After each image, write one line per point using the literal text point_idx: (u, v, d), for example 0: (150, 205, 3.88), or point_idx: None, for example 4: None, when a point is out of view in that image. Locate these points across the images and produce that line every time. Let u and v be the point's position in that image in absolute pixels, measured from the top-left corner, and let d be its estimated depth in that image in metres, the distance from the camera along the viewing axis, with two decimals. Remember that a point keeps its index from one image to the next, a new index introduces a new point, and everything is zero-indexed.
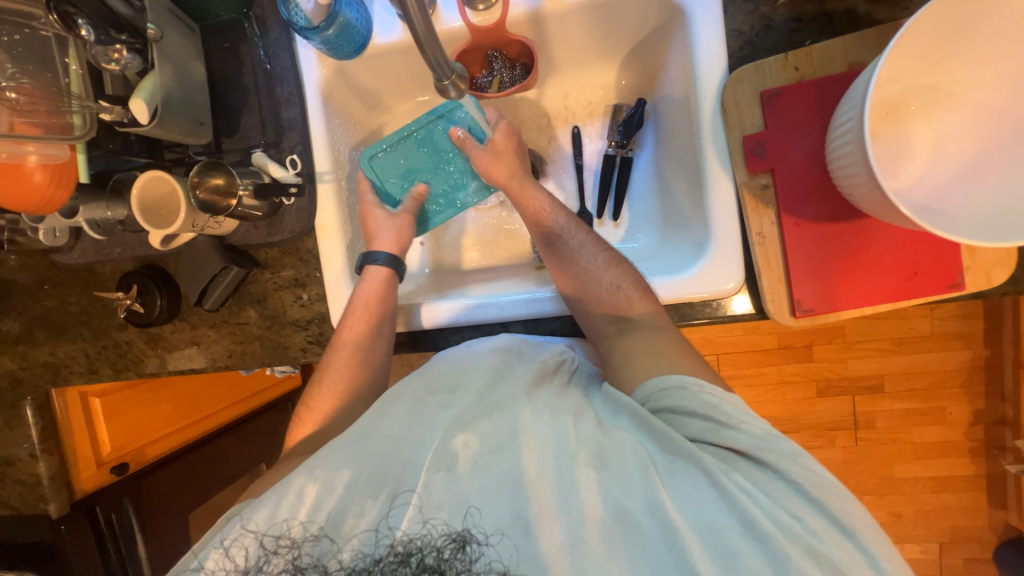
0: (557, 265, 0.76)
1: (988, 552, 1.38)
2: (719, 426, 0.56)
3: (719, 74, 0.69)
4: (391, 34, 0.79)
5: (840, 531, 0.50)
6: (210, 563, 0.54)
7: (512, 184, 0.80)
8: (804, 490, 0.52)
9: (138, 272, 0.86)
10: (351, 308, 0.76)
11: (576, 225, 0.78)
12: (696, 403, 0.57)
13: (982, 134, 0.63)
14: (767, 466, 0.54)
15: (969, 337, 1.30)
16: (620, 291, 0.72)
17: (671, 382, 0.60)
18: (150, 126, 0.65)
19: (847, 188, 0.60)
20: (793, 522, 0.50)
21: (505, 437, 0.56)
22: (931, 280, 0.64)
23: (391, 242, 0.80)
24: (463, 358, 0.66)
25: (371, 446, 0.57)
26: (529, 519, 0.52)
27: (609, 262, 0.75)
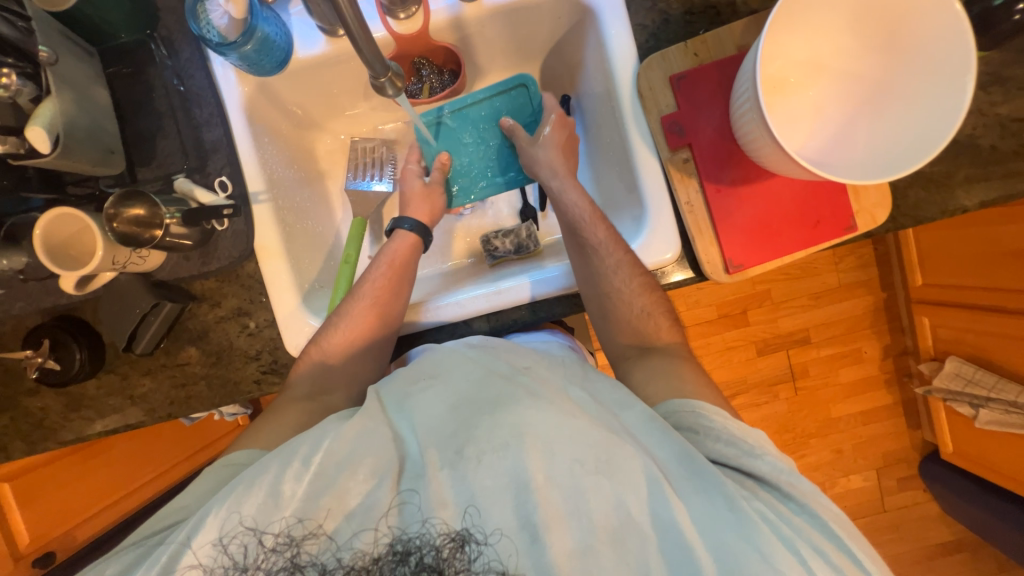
0: (573, 244, 0.78)
1: (915, 469, 1.56)
2: (742, 453, 0.58)
3: (631, 63, 0.75)
4: (314, 47, 0.78)
5: (856, 565, 0.51)
6: (201, 556, 0.50)
7: (551, 183, 0.81)
8: (828, 528, 0.53)
9: (49, 325, 0.76)
10: (370, 278, 0.77)
11: (612, 242, 0.75)
12: (719, 427, 0.60)
13: (850, 97, 0.75)
14: (790, 498, 0.56)
15: (867, 284, 1.49)
16: (649, 319, 0.74)
17: (694, 404, 0.63)
18: (52, 156, 0.60)
19: (754, 151, 0.69)
20: (817, 556, 0.50)
21: (511, 440, 0.53)
22: (831, 226, 0.74)
23: (426, 213, 0.85)
24: (470, 355, 0.66)
25: (378, 435, 0.57)
26: (536, 526, 0.50)
27: (643, 288, 0.74)
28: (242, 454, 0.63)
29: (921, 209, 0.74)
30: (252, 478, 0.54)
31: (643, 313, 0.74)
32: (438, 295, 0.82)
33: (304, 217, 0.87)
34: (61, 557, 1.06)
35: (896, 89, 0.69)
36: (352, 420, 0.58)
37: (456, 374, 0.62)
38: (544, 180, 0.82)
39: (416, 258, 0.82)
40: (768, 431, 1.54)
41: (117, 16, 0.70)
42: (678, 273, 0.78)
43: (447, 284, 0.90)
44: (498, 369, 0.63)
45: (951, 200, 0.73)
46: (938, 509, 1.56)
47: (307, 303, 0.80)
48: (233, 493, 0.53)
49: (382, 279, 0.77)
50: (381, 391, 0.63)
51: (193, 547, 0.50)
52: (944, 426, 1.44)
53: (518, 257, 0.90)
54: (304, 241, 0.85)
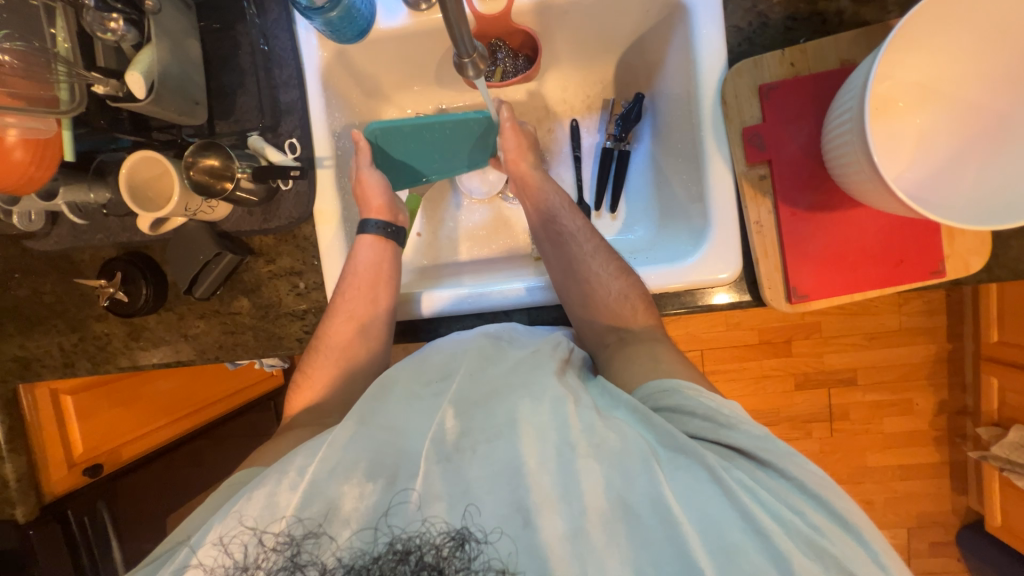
0: (550, 234, 0.79)
1: (951, 535, 1.45)
2: (719, 426, 0.56)
3: (718, 67, 0.71)
4: (395, 20, 0.78)
5: (847, 531, 0.50)
6: (203, 556, 0.52)
7: (533, 176, 0.83)
8: (805, 488, 0.52)
9: (122, 259, 0.82)
10: (347, 277, 0.76)
11: (588, 231, 0.79)
12: (694, 403, 0.57)
13: (963, 129, 0.67)
14: (768, 466, 0.53)
15: (933, 332, 1.37)
16: (626, 302, 0.72)
17: (670, 384, 0.60)
18: (146, 102, 0.63)
19: (845, 177, 0.64)
20: (796, 519, 0.49)
21: (506, 426, 0.55)
22: (915, 266, 0.68)
23: (377, 208, 0.80)
24: (467, 345, 0.66)
25: (370, 433, 0.57)
26: (529, 509, 0.51)
27: (620, 271, 0.74)
28: (247, 471, 0.63)
29: (1022, 262, 0.67)
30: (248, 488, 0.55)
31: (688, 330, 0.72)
32: (438, 290, 0.79)
33: None
34: (107, 469, 1.16)
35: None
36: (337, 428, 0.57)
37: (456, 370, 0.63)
38: (529, 172, 0.83)
39: (387, 262, 0.80)
40: None
41: None
42: (726, 294, 0.73)
43: (486, 272, 0.89)
44: (489, 362, 0.63)
45: None
46: None
47: None
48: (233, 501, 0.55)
49: (362, 270, 0.77)
50: (393, 373, 0.63)
51: (198, 551, 0.52)
52: (996, 496, 1.32)
53: None
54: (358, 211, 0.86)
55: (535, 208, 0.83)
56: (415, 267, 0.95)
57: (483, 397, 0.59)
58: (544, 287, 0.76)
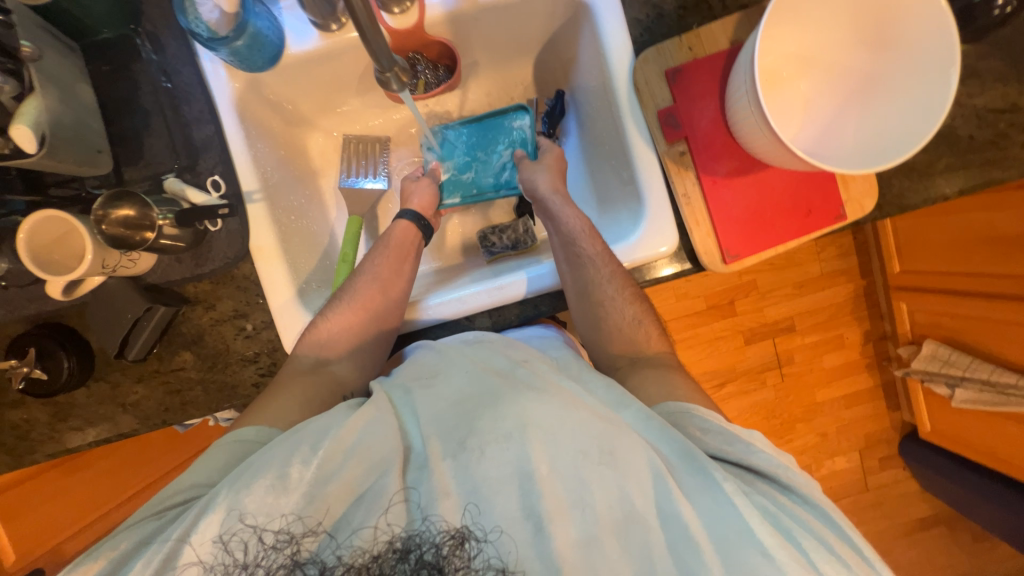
0: (567, 253, 0.78)
1: (895, 448, 1.63)
2: (739, 449, 0.58)
3: (626, 58, 0.76)
4: (306, 43, 0.76)
5: (859, 556, 0.52)
6: (201, 552, 0.48)
7: (551, 199, 0.82)
8: (827, 516, 0.54)
9: (32, 333, 0.73)
10: (380, 251, 0.81)
11: (606, 255, 0.76)
12: (715, 427, 0.60)
13: (839, 89, 0.77)
14: (790, 491, 0.56)
15: (847, 272, 1.54)
16: (639, 328, 0.76)
17: (688, 407, 0.63)
18: (39, 156, 0.57)
19: (750, 143, 0.71)
20: (818, 544, 0.50)
21: (514, 431, 0.54)
22: (821, 216, 0.76)
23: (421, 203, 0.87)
24: (465, 351, 0.67)
25: (385, 425, 0.58)
26: (540, 516, 0.50)
27: (634, 298, 0.75)
28: (253, 430, 0.62)
29: (904, 197, 0.77)
30: (244, 475, 0.52)
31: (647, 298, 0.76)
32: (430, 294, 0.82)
33: (299, 215, 0.85)
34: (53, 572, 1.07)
35: (883, 83, 0.72)
36: (360, 410, 0.58)
37: (457, 370, 0.63)
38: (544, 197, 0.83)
39: (416, 248, 0.84)
40: (756, 418, 1.58)
41: (100, 9, 0.68)
42: (667, 266, 0.79)
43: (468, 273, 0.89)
44: (496, 365, 0.63)
45: (933, 189, 0.76)
46: (917, 487, 1.63)
47: (304, 302, 0.78)
48: (235, 487, 0.51)
49: (382, 263, 0.79)
50: (390, 388, 0.64)
51: (193, 542, 0.49)
52: (922, 406, 1.50)
53: (515, 253, 0.90)
54: (300, 240, 0.83)
55: (554, 228, 0.81)
56: None
57: (490, 397, 0.58)
58: (552, 271, 0.78)
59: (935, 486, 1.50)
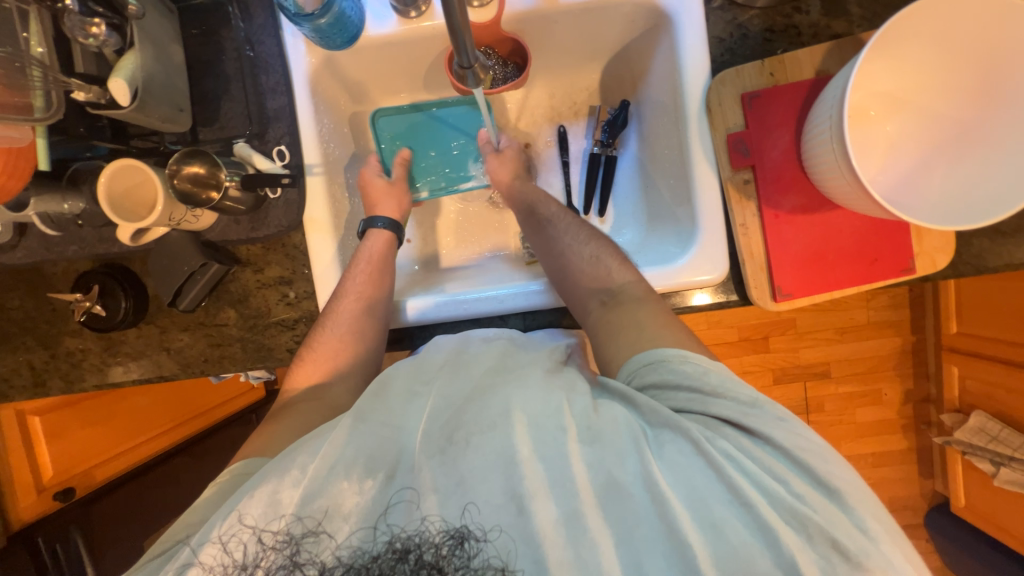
0: (531, 225, 0.82)
1: (921, 517, 1.53)
2: (705, 396, 0.56)
3: (702, 77, 0.74)
4: (384, 27, 0.78)
5: (831, 497, 0.49)
6: (204, 555, 0.50)
7: (511, 184, 0.87)
8: (791, 455, 0.51)
9: (98, 271, 0.78)
10: (353, 263, 0.78)
11: (563, 213, 0.82)
12: (682, 375, 0.58)
13: (928, 135, 0.72)
14: (755, 435, 0.53)
15: (898, 325, 1.45)
16: (599, 263, 0.74)
17: (655, 356, 0.60)
18: (130, 109, 0.61)
19: (823, 180, 0.68)
20: (779, 487, 0.50)
21: (498, 417, 0.55)
22: (888, 265, 0.72)
23: (394, 210, 0.84)
24: (446, 356, 0.65)
25: (369, 427, 0.56)
26: (522, 496, 0.51)
27: (590, 238, 0.78)
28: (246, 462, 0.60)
29: (983, 258, 0.72)
30: (243, 491, 0.53)
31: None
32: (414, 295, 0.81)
33: (351, 193, 0.87)
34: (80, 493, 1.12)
35: (982, 134, 0.67)
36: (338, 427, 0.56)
37: (447, 367, 0.63)
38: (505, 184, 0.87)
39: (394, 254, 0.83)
40: None
41: None
42: (709, 295, 0.76)
43: (462, 276, 0.89)
44: (488, 358, 0.63)
45: (1017, 254, 0.71)
46: (939, 561, 1.53)
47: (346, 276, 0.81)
48: (235, 499, 0.53)
49: (361, 278, 0.76)
50: (392, 373, 0.64)
51: (199, 554, 0.50)
52: (959, 479, 1.40)
53: None
54: (349, 218, 0.85)
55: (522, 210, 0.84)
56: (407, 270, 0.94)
57: (473, 393, 0.58)
58: (540, 289, 0.77)
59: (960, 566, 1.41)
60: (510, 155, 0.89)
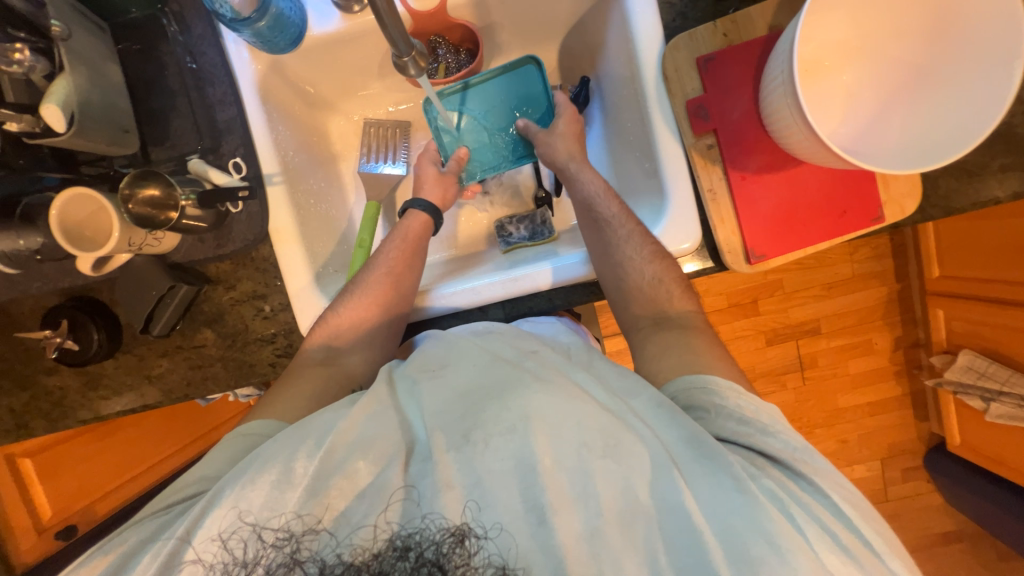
0: (586, 221, 0.77)
1: (919, 459, 1.56)
2: (754, 430, 0.56)
3: (655, 44, 0.73)
4: (328, 24, 0.76)
5: (872, 553, 0.49)
6: (202, 552, 0.50)
7: (568, 167, 0.80)
8: (838, 508, 0.51)
9: (67, 306, 0.76)
10: (391, 238, 0.80)
11: (624, 216, 0.75)
12: (729, 406, 0.58)
13: (885, 82, 0.72)
14: (801, 477, 0.54)
15: (881, 274, 1.47)
16: (661, 287, 0.71)
17: (705, 381, 0.60)
18: (68, 135, 0.59)
19: (783, 137, 0.67)
20: (820, 531, 0.49)
21: (520, 422, 0.53)
22: (858, 217, 0.72)
23: (438, 196, 0.85)
24: (475, 342, 0.67)
25: (382, 419, 0.58)
26: (544, 508, 0.49)
27: (655, 256, 0.71)
28: (263, 425, 0.63)
29: (951, 199, 0.72)
30: (242, 474, 0.53)
31: (684, 290, 0.72)
32: (444, 283, 0.81)
33: (318, 199, 0.85)
34: (84, 530, 1.14)
35: (935, 74, 0.67)
36: (360, 403, 0.58)
37: (467, 363, 0.62)
38: (559, 163, 0.80)
39: (429, 238, 0.83)
40: None
41: None
42: (692, 262, 0.76)
43: (496, 259, 0.87)
44: (504, 356, 0.63)
45: (983, 191, 0.71)
46: (941, 499, 1.57)
47: (322, 287, 0.79)
48: (234, 487, 0.52)
49: (395, 255, 0.78)
50: (394, 373, 0.66)
51: (193, 543, 0.50)
52: (953, 418, 1.43)
53: (532, 244, 0.88)
54: (319, 224, 0.84)
55: (572, 193, 0.80)
56: None
57: (497, 389, 0.57)
58: (580, 262, 0.76)
59: (961, 501, 1.44)
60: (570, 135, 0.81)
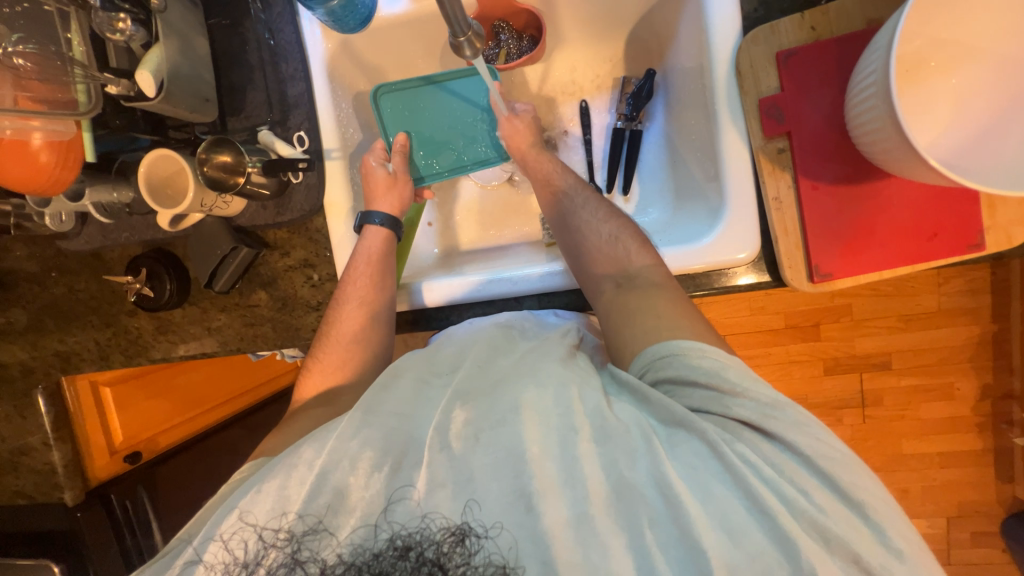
0: (546, 197, 0.80)
1: (996, 524, 1.38)
2: (723, 395, 0.54)
3: (732, 36, 0.67)
4: (396, 7, 0.79)
5: (848, 504, 0.48)
6: (205, 555, 0.53)
7: (528, 155, 0.81)
8: (813, 464, 0.49)
9: (147, 256, 0.85)
10: (353, 264, 0.76)
11: (580, 186, 0.79)
12: (696, 371, 0.55)
13: (1003, 89, 0.63)
14: (773, 438, 0.51)
15: (975, 312, 1.29)
16: (619, 244, 0.71)
17: (669, 350, 0.58)
18: (157, 101, 0.64)
19: (869, 145, 0.60)
20: (800, 497, 0.48)
21: (509, 413, 0.55)
22: (952, 241, 0.63)
23: (394, 205, 0.80)
24: (476, 337, 0.66)
25: (377, 421, 0.57)
26: (531, 495, 0.51)
27: (610, 216, 0.74)
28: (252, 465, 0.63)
29: None
30: (246, 488, 0.55)
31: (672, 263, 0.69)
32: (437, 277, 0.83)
33: None
34: (145, 457, 1.23)
35: None
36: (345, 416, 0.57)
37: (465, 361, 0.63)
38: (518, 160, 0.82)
39: (393, 253, 0.79)
40: None
41: None
42: (747, 275, 0.70)
43: (481, 261, 0.89)
44: (497, 352, 0.64)
45: None
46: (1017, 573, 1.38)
47: None
48: (235, 500, 0.55)
49: (360, 278, 0.75)
50: (401, 363, 0.64)
51: (202, 554, 0.53)
52: None
53: None
54: None
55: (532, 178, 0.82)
56: (427, 257, 0.95)
57: (489, 387, 0.59)
58: (562, 271, 0.75)
59: None
60: (526, 118, 0.82)
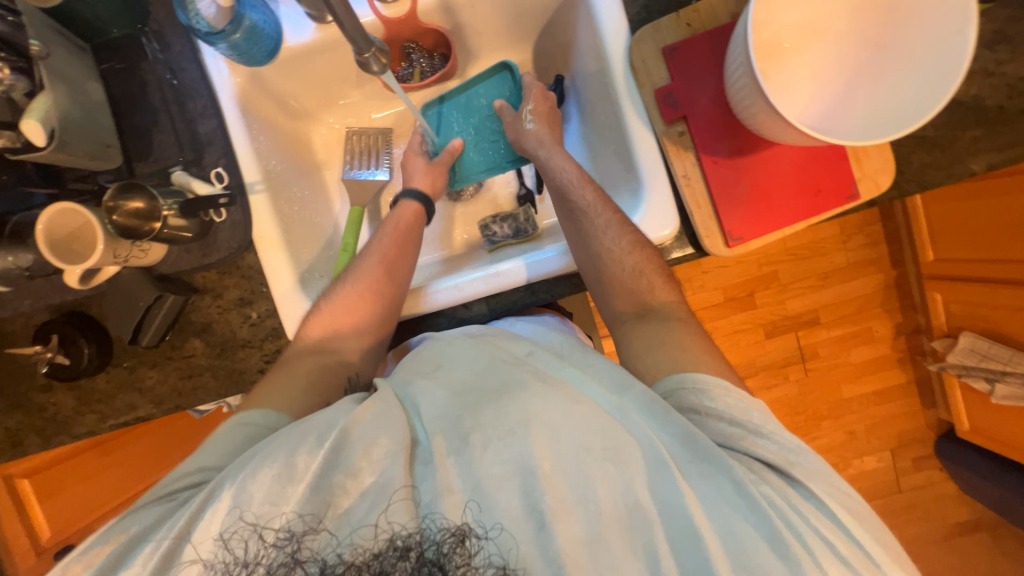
0: (562, 210, 0.78)
1: (930, 448, 1.53)
2: (748, 432, 0.57)
3: (621, 38, 0.75)
4: (301, 35, 0.79)
5: (862, 553, 0.50)
6: (202, 551, 0.50)
7: (537, 153, 0.82)
8: (829, 509, 0.52)
9: (58, 321, 0.78)
10: (383, 231, 0.81)
11: (600, 203, 0.75)
12: (721, 408, 0.58)
13: (847, 61, 0.73)
14: (797, 484, 0.54)
15: (878, 262, 1.46)
16: (642, 278, 0.71)
17: (695, 381, 0.60)
18: (48, 149, 0.61)
19: (751, 120, 0.68)
20: (822, 544, 0.49)
21: (518, 425, 0.53)
22: (832, 197, 0.73)
23: (428, 186, 0.87)
24: (465, 343, 0.66)
25: (394, 414, 0.57)
26: (544, 513, 0.49)
27: (633, 245, 0.71)
28: (260, 414, 0.64)
29: (925, 175, 0.72)
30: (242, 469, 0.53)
31: (662, 276, 0.71)
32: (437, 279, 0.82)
33: (302, 206, 0.87)
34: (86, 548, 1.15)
35: (895, 48, 0.67)
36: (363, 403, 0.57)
37: (460, 364, 0.63)
38: (532, 151, 0.82)
39: (420, 228, 0.84)
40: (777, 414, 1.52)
41: (108, 11, 0.71)
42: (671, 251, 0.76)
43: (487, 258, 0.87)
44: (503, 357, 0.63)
45: (956, 163, 0.71)
46: (956, 489, 1.53)
47: (307, 291, 0.80)
48: (230, 489, 0.52)
49: (386, 243, 0.79)
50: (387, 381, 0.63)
51: (195, 543, 0.50)
52: (959, 402, 1.41)
53: (516, 241, 0.89)
54: (303, 230, 0.85)
55: (549, 177, 0.80)
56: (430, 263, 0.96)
57: (495, 395, 0.57)
58: (557, 256, 0.77)
59: (975, 489, 1.41)
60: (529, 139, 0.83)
